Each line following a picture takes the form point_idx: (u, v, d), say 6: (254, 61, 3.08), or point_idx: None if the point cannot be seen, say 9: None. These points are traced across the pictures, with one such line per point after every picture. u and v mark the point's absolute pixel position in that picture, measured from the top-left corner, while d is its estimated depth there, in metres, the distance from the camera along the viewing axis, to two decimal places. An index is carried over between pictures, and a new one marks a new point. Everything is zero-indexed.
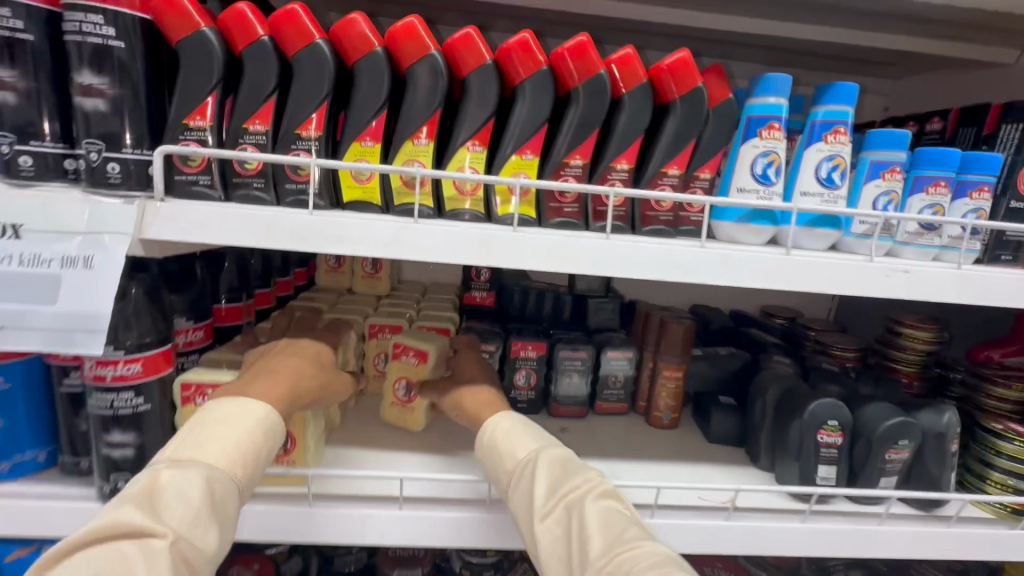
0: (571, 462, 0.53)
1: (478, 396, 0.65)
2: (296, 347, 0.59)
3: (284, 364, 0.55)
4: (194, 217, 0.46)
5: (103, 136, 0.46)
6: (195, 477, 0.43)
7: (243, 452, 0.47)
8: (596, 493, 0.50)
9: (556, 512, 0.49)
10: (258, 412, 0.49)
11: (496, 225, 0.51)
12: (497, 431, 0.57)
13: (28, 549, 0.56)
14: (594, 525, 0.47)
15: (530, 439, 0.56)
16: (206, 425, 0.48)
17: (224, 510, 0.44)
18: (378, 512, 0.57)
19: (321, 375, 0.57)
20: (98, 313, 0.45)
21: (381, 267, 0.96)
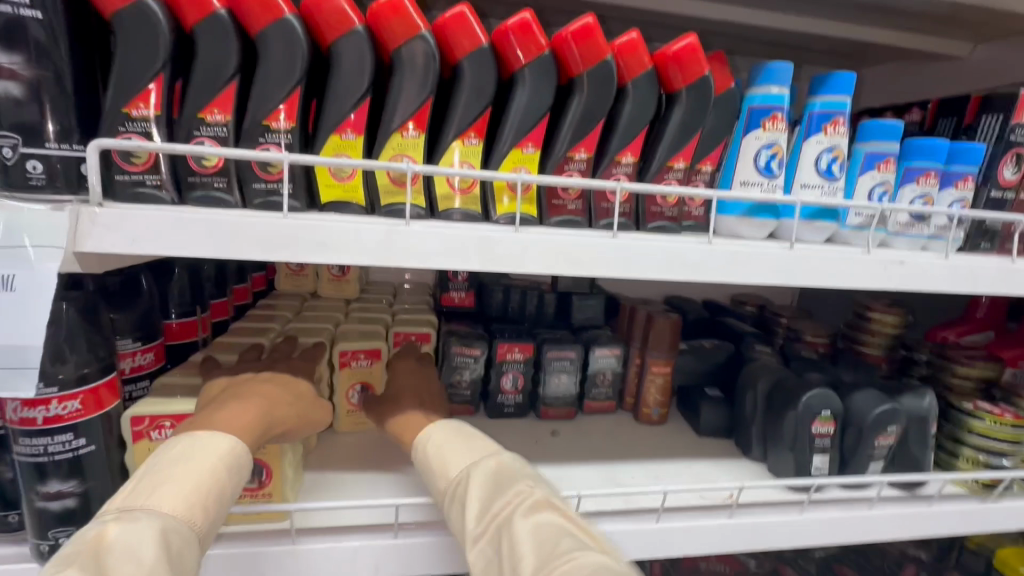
0: (502, 472, 0.48)
1: (404, 411, 0.59)
2: (271, 372, 0.52)
3: (257, 390, 0.48)
4: (140, 223, 0.39)
5: (18, 128, 0.38)
6: (146, 528, 0.36)
7: (205, 495, 0.40)
8: (528, 506, 0.45)
9: (490, 533, 0.44)
10: (222, 447, 0.42)
11: (497, 225, 0.46)
12: (428, 448, 0.52)
13: None
14: (524, 542, 0.41)
15: (463, 453, 0.51)
16: (159, 466, 0.40)
17: (182, 564, 0.36)
18: (371, 544, 0.52)
19: (300, 403, 0.51)
20: (26, 345, 0.37)
21: (348, 268, 0.89)
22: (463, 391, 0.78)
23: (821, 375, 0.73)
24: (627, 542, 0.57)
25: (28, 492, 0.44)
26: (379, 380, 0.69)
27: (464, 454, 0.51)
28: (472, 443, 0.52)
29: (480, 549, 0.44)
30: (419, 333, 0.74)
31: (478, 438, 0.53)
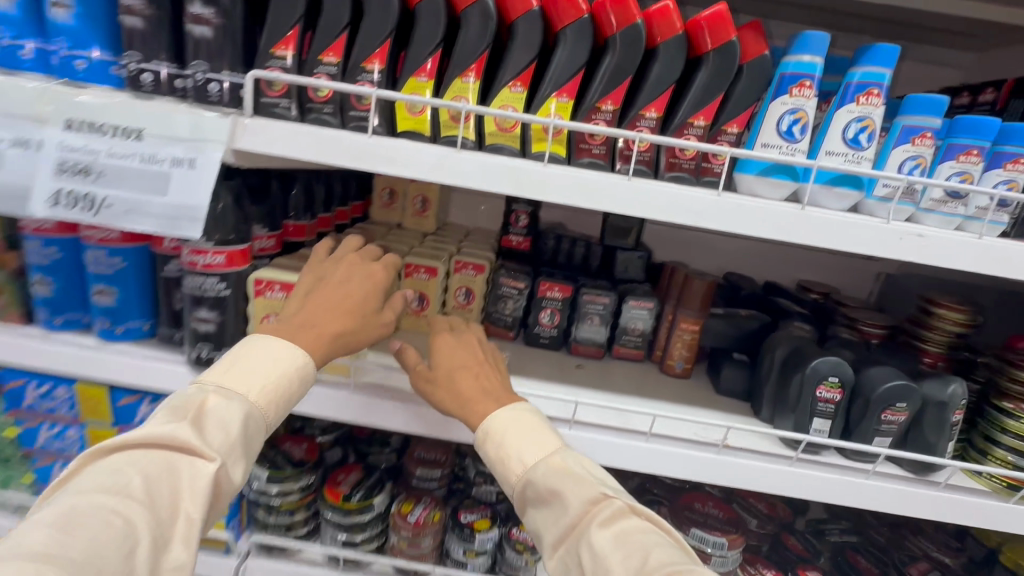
0: (571, 475, 0.55)
1: (468, 389, 0.63)
2: (345, 290, 0.61)
3: (326, 326, 0.58)
4: (274, 132, 0.55)
5: (207, 61, 0.56)
6: (235, 410, 0.50)
7: (279, 397, 0.54)
8: (606, 515, 0.52)
9: (569, 537, 0.53)
10: (295, 359, 0.55)
11: (529, 159, 0.56)
12: (491, 439, 0.60)
13: (135, 397, 0.70)
14: (605, 553, 0.49)
15: (528, 448, 0.59)
16: (248, 361, 0.54)
17: (250, 445, 0.51)
18: (409, 405, 0.68)
19: (360, 330, 0.60)
20: (197, 204, 0.55)
21: (430, 205, 1.04)
22: (506, 318, 0.90)
23: (846, 351, 0.74)
24: (617, 451, 0.66)
25: (189, 316, 0.65)
26: (434, 293, 0.85)
27: (529, 451, 0.58)
28: (537, 438, 0.60)
29: (565, 552, 0.53)
30: (475, 264, 0.87)
31: (539, 429, 0.60)
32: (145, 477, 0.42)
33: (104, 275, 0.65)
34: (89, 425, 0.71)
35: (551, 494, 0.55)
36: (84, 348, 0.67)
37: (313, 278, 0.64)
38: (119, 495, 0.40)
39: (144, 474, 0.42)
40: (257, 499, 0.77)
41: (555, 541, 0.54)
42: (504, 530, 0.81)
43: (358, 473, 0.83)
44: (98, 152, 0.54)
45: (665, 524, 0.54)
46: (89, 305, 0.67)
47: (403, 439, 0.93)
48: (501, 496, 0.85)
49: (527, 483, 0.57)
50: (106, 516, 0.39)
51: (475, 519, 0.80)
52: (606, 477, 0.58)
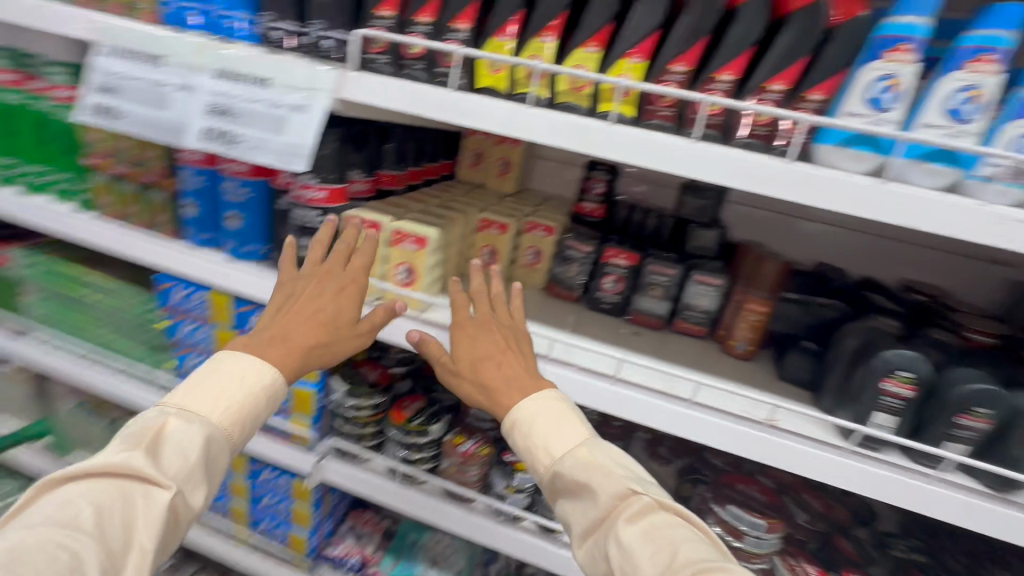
0: (599, 468, 0.57)
1: (491, 380, 0.66)
2: (319, 302, 0.65)
3: (300, 339, 0.63)
4: (370, 85, 0.63)
5: (324, 19, 0.65)
6: (196, 432, 0.54)
7: (241, 416, 0.57)
8: (634, 511, 0.53)
9: (598, 532, 0.55)
10: (260, 379, 0.59)
11: (595, 119, 0.58)
12: (520, 427, 0.62)
13: (251, 307, 0.84)
14: (631, 550, 0.50)
15: (556, 439, 0.61)
16: (210, 383, 0.58)
17: (214, 467, 0.54)
18: None
19: (334, 341, 0.66)
20: (305, 144, 0.64)
21: (511, 168, 1.09)
22: (571, 281, 0.94)
23: (932, 349, 0.68)
24: (656, 412, 0.68)
25: (295, 243, 0.76)
26: (504, 247, 0.93)
27: (554, 443, 0.60)
28: (562, 428, 0.62)
29: (594, 543, 0.55)
30: (547, 225, 0.93)
31: (565, 418, 0.62)
32: (95, 506, 0.46)
33: (237, 203, 0.78)
34: (216, 327, 0.87)
35: (580, 485, 0.57)
36: (217, 262, 0.81)
37: (284, 295, 0.67)
38: (69, 525, 0.44)
39: (94, 505, 0.46)
40: (337, 409, 0.90)
41: (584, 531, 0.57)
42: None
43: (422, 403, 0.90)
44: (238, 97, 0.66)
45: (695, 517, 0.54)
46: (221, 227, 0.81)
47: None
48: None
49: (553, 474, 0.60)
50: (52, 551, 0.42)
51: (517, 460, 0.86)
52: (636, 470, 0.59)
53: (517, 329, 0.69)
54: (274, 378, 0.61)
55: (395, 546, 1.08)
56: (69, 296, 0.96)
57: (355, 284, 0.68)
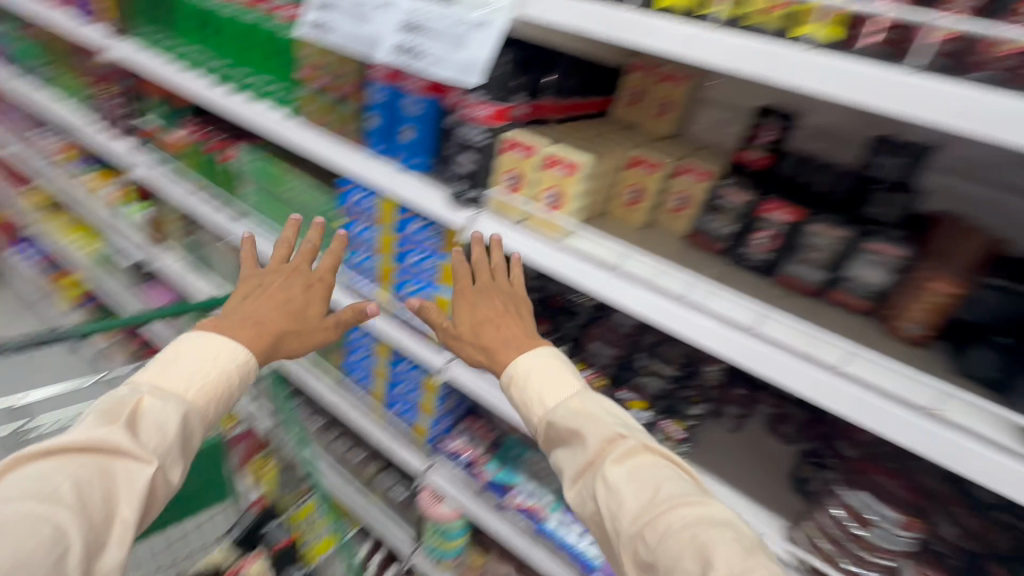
0: (589, 414, 0.64)
1: (493, 336, 0.75)
2: (285, 293, 0.78)
3: (272, 324, 0.74)
4: (551, 4, 0.64)
5: None
6: (172, 407, 0.60)
7: (213, 394, 0.65)
8: (620, 454, 0.59)
9: (586, 472, 0.61)
10: (234, 358, 0.68)
11: (787, 44, 0.52)
12: (523, 383, 0.70)
13: (412, 214, 0.94)
14: (619, 487, 0.56)
15: (551, 390, 0.68)
16: (182, 363, 0.64)
17: (189, 438, 0.61)
18: (598, 272, 0.75)
19: (303, 329, 0.78)
20: (481, 60, 0.68)
21: (670, 110, 1.02)
22: (719, 231, 0.88)
23: None
24: (792, 373, 0.63)
25: (458, 157, 0.84)
26: (652, 187, 0.91)
27: (549, 395, 0.68)
28: (557, 382, 0.69)
29: (583, 485, 0.62)
30: (702, 171, 0.88)
31: (561, 373, 0.70)
32: (73, 480, 0.51)
33: (412, 117, 0.87)
34: (381, 229, 1.00)
35: (569, 429, 0.64)
36: (389, 170, 0.92)
37: (248, 287, 0.79)
38: (50, 498, 0.49)
39: (72, 480, 0.51)
40: None
41: (574, 474, 0.63)
42: (655, 419, 0.87)
43: (546, 326, 0.99)
44: (429, 14, 0.72)
45: (680, 461, 0.60)
46: (395, 140, 0.91)
47: (591, 312, 1.00)
48: (661, 393, 0.90)
49: (544, 422, 0.67)
50: (36, 524, 0.47)
51: (630, 398, 0.89)
52: (623, 417, 0.65)
53: (517, 294, 0.78)
54: (246, 359, 0.69)
55: (501, 453, 1.18)
56: (275, 189, 1.17)
57: (320, 284, 0.82)
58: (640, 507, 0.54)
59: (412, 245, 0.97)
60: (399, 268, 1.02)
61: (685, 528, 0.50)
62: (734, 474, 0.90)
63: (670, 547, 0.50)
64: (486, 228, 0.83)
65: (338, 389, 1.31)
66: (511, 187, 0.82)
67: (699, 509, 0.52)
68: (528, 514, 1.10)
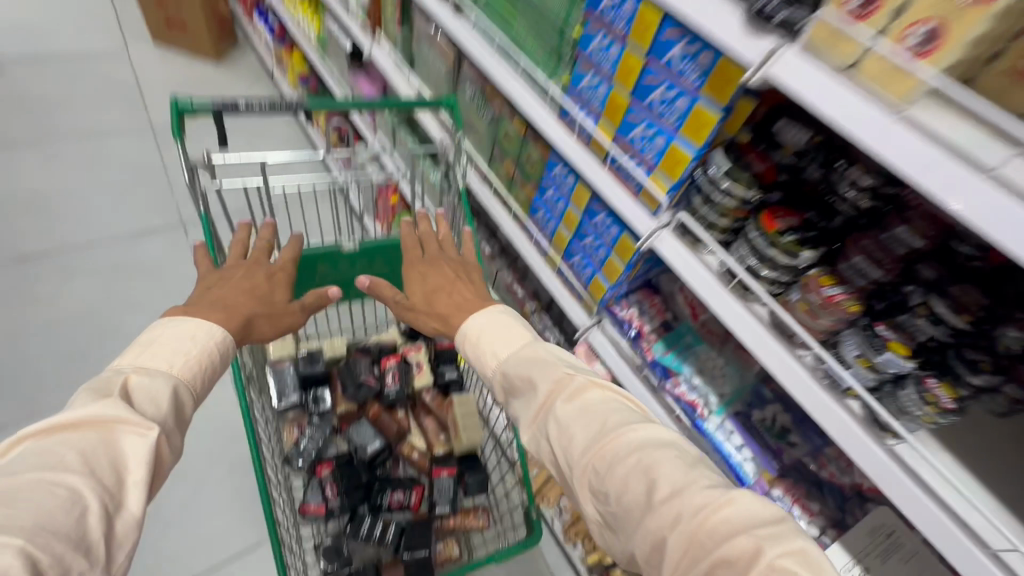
0: (536, 358, 0.83)
1: (457, 302, 0.96)
2: (247, 280, 0.92)
3: (242, 305, 0.87)
4: None
5: None
6: (163, 381, 0.70)
7: (198, 369, 0.75)
8: (569, 394, 0.77)
9: (536, 417, 0.79)
10: (212, 334, 0.79)
11: None
12: (473, 345, 0.89)
13: (678, 34, 0.75)
14: (569, 420, 0.75)
15: (497, 346, 0.87)
16: (160, 345, 0.74)
17: (182, 408, 0.71)
18: (953, 162, 0.51)
19: (275, 313, 0.92)
20: None
21: None
22: None
23: None
24: None
25: None
26: None
27: (499, 350, 0.87)
28: (505, 338, 0.88)
29: (536, 426, 0.79)
30: None
31: (506, 328, 0.89)
32: (79, 451, 0.59)
33: None
34: (629, 49, 0.82)
35: (525, 376, 0.81)
36: None
37: (216, 280, 0.91)
38: (61, 466, 0.57)
39: (78, 451, 0.59)
40: (702, 186, 0.81)
41: (532, 424, 0.80)
42: (916, 372, 0.67)
43: (796, 220, 0.75)
44: None
45: (620, 392, 0.80)
46: None
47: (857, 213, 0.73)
48: (930, 347, 0.67)
49: (501, 374, 0.85)
50: (51, 488, 0.55)
51: (891, 338, 0.69)
52: (570, 361, 0.84)
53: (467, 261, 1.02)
54: (221, 337, 0.80)
55: (669, 338, 1.10)
56: None
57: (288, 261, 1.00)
58: (588, 443, 0.72)
59: (664, 77, 0.79)
60: (632, 104, 0.85)
61: (632, 456, 0.69)
62: (975, 462, 0.71)
63: (619, 471, 0.68)
64: (793, 72, 0.61)
65: (518, 225, 1.29)
66: (855, 12, 0.57)
67: (641, 435, 0.72)
68: (686, 407, 1.02)
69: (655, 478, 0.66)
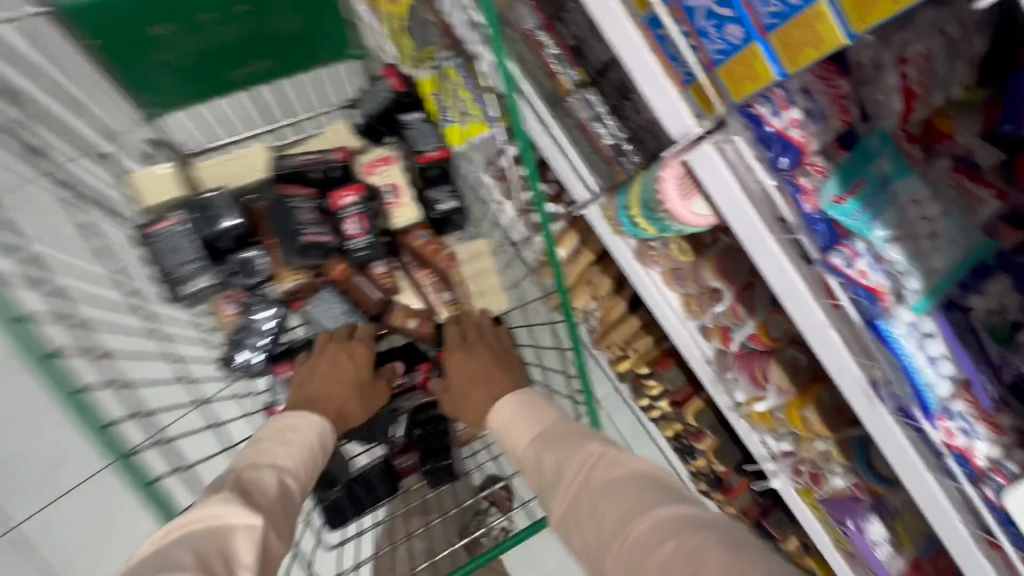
0: (562, 435, 0.65)
1: (479, 402, 0.77)
2: (335, 357, 0.79)
3: (334, 394, 0.75)
4: None
5: None
6: (268, 475, 0.57)
7: (302, 463, 0.63)
8: (602, 463, 0.58)
9: (565, 492, 0.58)
10: (312, 423, 0.69)
11: None
12: (501, 424, 0.72)
13: None
14: (598, 498, 0.54)
15: (525, 426, 0.70)
16: (267, 444, 0.63)
17: (288, 504, 0.57)
18: None
19: (365, 394, 0.79)
20: None
21: None
22: None
23: None
24: None
25: None
26: None
27: (525, 432, 0.69)
28: (532, 416, 0.71)
29: (561, 506, 0.58)
30: None
31: (536, 407, 0.72)
32: (192, 546, 0.44)
33: None
34: None
35: (558, 458, 0.62)
36: None
37: (305, 365, 0.79)
38: (170, 564, 0.42)
39: (191, 546, 0.44)
40: None
41: (561, 510, 0.58)
42: None
43: None
44: None
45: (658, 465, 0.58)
46: None
47: None
48: None
49: (534, 456, 0.65)
50: None
51: None
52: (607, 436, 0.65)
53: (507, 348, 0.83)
54: (322, 428, 0.70)
55: (845, 169, 0.61)
56: None
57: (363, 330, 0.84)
58: (615, 523, 0.51)
59: None
60: None
61: (670, 538, 0.46)
62: None
63: (654, 563, 0.45)
64: None
65: None
66: None
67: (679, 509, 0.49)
68: (859, 298, 0.62)
69: (698, 568, 0.43)
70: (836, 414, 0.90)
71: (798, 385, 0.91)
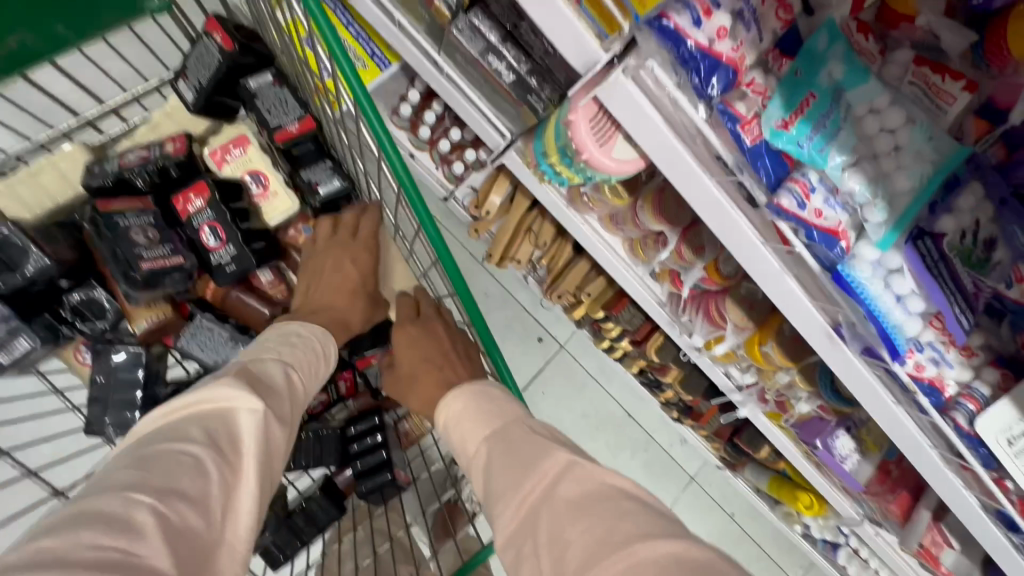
0: (520, 439, 0.55)
1: (424, 392, 0.64)
2: (337, 263, 0.66)
3: (338, 303, 0.65)
4: None
5: None
6: (275, 369, 0.49)
7: (308, 366, 0.54)
8: (566, 476, 0.50)
9: (520, 510, 0.50)
10: (319, 331, 0.59)
11: None
12: (448, 419, 0.61)
13: None
14: (561, 526, 0.46)
15: (477, 426, 0.58)
16: (277, 340, 0.54)
17: (296, 398, 0.50)
18: None
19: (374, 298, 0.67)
20: None
21: None
22: None
23: None
24: None
25: None
26: None
27: (473, 433, 0.58)
28: (489, 410, 0.59)
29: (513, 524, 0.49)
30: None
31: (490, 399, 0.61)
32: (205, 422, 0.40)
33: None
34: None
35: (517, 464, 0.52)
36: None
37: (309, 268, 0.67)
38: (182, 435, 0.39)
39: (202, 423, 0.40)
40: None
41: (509, 529, 0.49)
42: None
43: None
44: None
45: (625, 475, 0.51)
46: None
47: None
48: None
49: (485, 460, 0.55)
50: (176, 457, 0.37)
51: None
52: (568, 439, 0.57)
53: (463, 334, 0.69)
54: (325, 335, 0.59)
55: (788, 83, 0.49)
56: None
57: (367, 221, 0.68)
58: (581, 558, 0.43)
59: None
60: None
61: None
62: None
63: None
64: None
65: None
66: None
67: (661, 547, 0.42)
68: (818, 240, 0.52)
69: None
70: (797, 344, 0.81)
71: (757, 320, 0.83)
